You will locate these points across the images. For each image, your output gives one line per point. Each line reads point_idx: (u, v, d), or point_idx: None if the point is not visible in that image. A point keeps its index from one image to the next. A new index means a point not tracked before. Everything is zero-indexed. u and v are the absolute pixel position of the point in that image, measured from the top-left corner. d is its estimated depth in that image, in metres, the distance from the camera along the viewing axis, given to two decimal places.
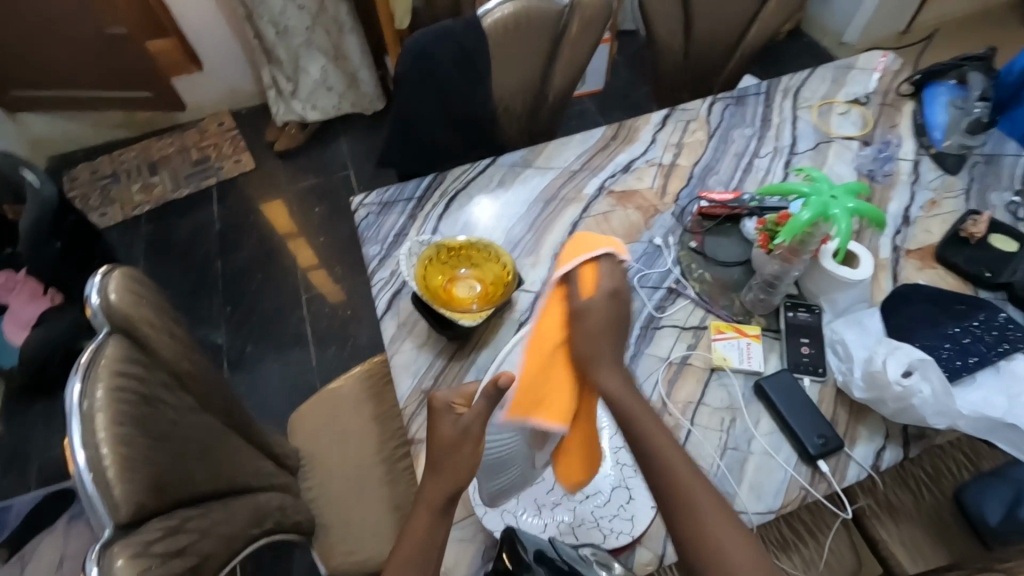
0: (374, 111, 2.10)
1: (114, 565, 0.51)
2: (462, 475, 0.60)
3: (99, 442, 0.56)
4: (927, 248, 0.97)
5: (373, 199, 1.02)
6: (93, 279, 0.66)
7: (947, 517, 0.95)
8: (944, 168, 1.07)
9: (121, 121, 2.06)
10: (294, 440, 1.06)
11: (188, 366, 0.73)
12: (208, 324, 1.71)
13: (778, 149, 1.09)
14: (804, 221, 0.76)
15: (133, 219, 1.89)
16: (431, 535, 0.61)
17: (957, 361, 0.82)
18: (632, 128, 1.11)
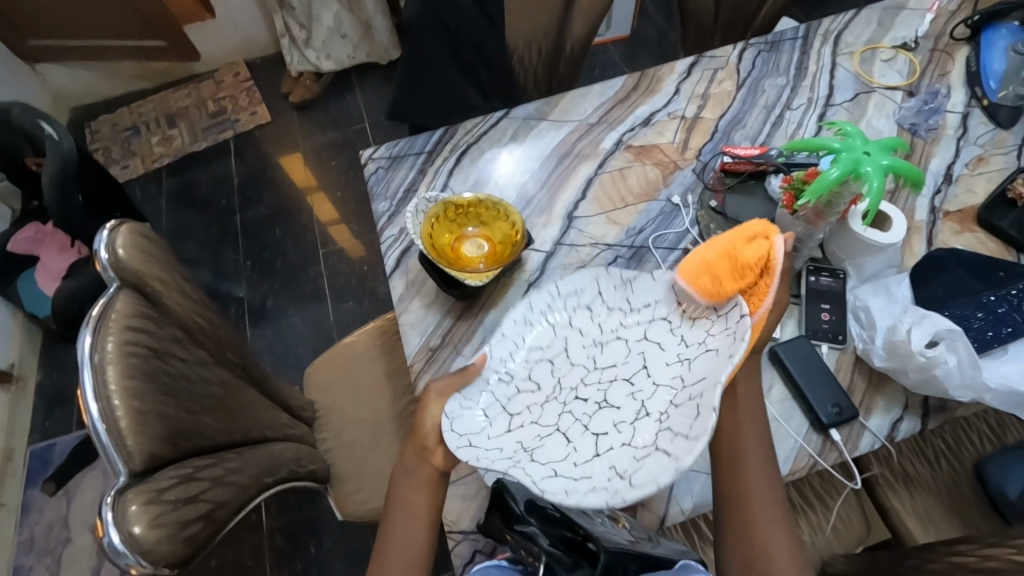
0: (389, 61, 2.04)
1: (129, 510, 0.54)
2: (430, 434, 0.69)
3: (111, 394, 0.57)
4: (968, 210, 0.91)
5: (382, 152, 0.99)
6: (102, 233, 0.66)
7: (965, 488, 0.92)
8: (996, 122, 0.98)
9: (138, 73, 2.04)
10: (309, 393, 1.09)
11: (198, 322, 0.74)
12: (231, 277, 1.75)
13: (812, 100, 1.01)
14: (833, 179, 0.70)
15: (154, 172, 1.90)
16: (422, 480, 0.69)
17: (988, 332, 0.77)
18: (654, 77, 1.04)
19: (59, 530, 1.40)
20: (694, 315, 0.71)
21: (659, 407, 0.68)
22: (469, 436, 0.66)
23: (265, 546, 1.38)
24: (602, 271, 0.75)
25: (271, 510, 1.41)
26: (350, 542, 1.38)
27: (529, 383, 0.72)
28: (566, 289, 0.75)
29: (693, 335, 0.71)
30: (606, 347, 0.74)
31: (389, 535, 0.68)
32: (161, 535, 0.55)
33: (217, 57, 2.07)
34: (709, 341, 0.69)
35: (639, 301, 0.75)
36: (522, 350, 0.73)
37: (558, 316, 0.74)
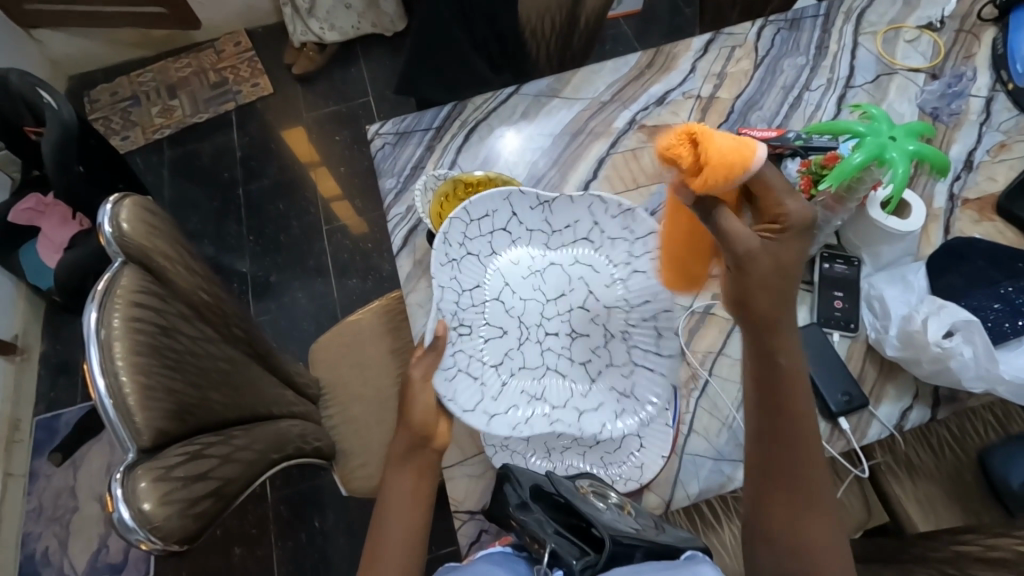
0: (394, 32, 1.99)
1: (138, 487, 0.54)
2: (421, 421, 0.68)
3: (117, 370, 0.57)
4: (987, 198, 0.89)
5: (389, 127, 0.97)
6: (105, 206, 0.65)
7: (967, 477, 0.92)
8: (1021, 108, 0.95)
9: (137, 40, 1.99)
10: (314, 369, 1.09)
11: (204, 298, 0.73)
12: (235, 252, 1.73)
13: (832, 81, 0.98)
14: (856, 165, 0.69)
15: (155, 144, 1.87)
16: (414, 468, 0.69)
17: (1005, 324, 0.76)
18: (670, 54, 1.01)
19: (67, 499, 1.42)
20: (613, 236, 0.81)
21: (619, 325, 0.79)
22: (481, 408, 0.73)
23: (269, 518, 1.40)
24: (513, 190, 0.78)
25: (276, 483, 1.42)
26: (353, 515, 1.40)
27: (491, 328, 0.78)
28: (477, 212, 0.78)
29: (615, 254, 0.81)
30: (544, 274, 0.81)
31: (380, 524, 0.66)
32: (169, 512, 0.56)
33: (218, 25, 2.02)
34: (634, 263, 0.81)
35: (559, 223, 0.81)
36: (465, 295, 0.77)
37: (475, 241, 0.79)
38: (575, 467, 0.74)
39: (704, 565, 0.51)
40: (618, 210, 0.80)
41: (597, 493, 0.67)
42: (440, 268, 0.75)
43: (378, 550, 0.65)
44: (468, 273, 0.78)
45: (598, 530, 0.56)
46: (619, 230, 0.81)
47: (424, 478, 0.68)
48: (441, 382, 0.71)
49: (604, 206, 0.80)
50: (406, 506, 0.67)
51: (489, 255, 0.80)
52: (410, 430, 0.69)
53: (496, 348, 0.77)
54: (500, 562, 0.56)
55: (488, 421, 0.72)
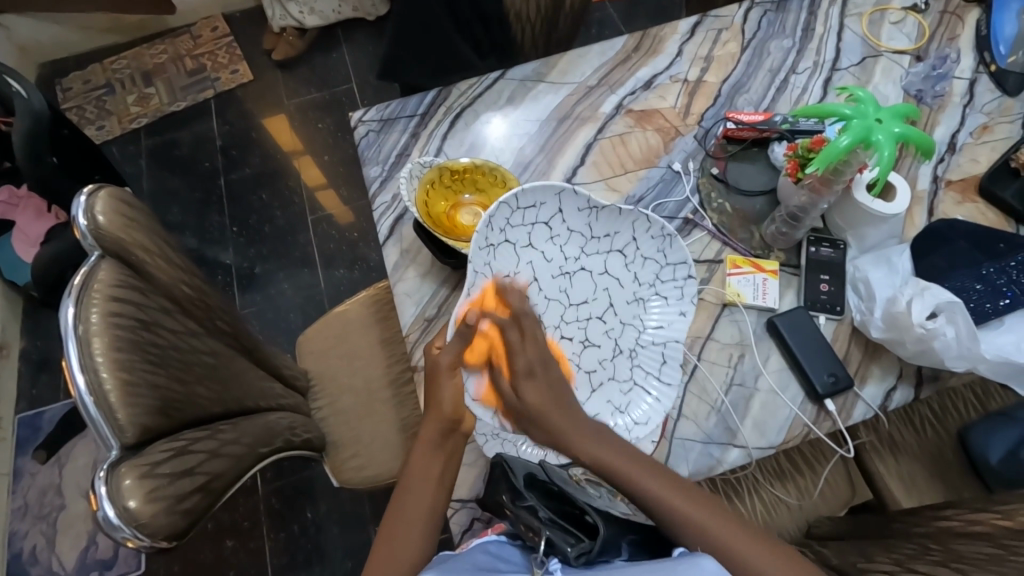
0: (376, 16, 1.95)
1: (123, 485, 0.53)
2: (446, 408, 0.68)
3: (98, 367, 0.55)
4: (971, 179, 0.90)
5: (373, 114, 0.95)
6: (79, 198, 0.63)
7: (948, 453, 0.94)
8: (1003, 90, 0.96)
9: (108, 25, 1.92)
10: (302, 361, 1.07)
11: (187, 291, 0.71)
12: (218, 243, 1.70)
13: (818, 64, 0.98)
14: (843, 147, 0.69)
15: (132, 133, 1.82)
16: (444, 453, 0.68)
17: (987, 304, 0.78)
18: (657, 37, 1.00)
19: (53, 496, 1.40)
20: (647, 255, 0.79)
21: (629, 343, 0.79)
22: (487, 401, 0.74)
23: (261, 511, 1.39)
24: (568, 188, 0.74)
25: (266, 476, 1.41)
26: (345, 506, 1.40)
27: None
28: (525, 201, 0.74)
29: (643, 275, 0.80)
30: (573, 277, 0.79)
31: (402, 510, 0.64)
32: (156, 508, 0.55)
33: (193, 10, 1.95)
34: (658, 286, 0.79)
35: (599, 230, 0.79)
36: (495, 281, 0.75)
37: (516, 229, 0.75)
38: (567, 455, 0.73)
39: (706, 558, 0.48)
40: (660, 232, 0.77)
41: (591, 482, 0.68)
42: (477, 252, 0.71)
43: (397, 531, 0.62)
44: (503, 259, 0.75)
45: (592, 516, 0.56)
46: (654, 251, 0.79)
47: (452, 463, 0.68)
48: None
49: (647, 225, 0.77)
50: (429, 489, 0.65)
51: (525, 245, 0.77)
52: (442, 415, 0.68)
53: None
54: (497, 553, 0.56)
55: (490, 415, 0.73)
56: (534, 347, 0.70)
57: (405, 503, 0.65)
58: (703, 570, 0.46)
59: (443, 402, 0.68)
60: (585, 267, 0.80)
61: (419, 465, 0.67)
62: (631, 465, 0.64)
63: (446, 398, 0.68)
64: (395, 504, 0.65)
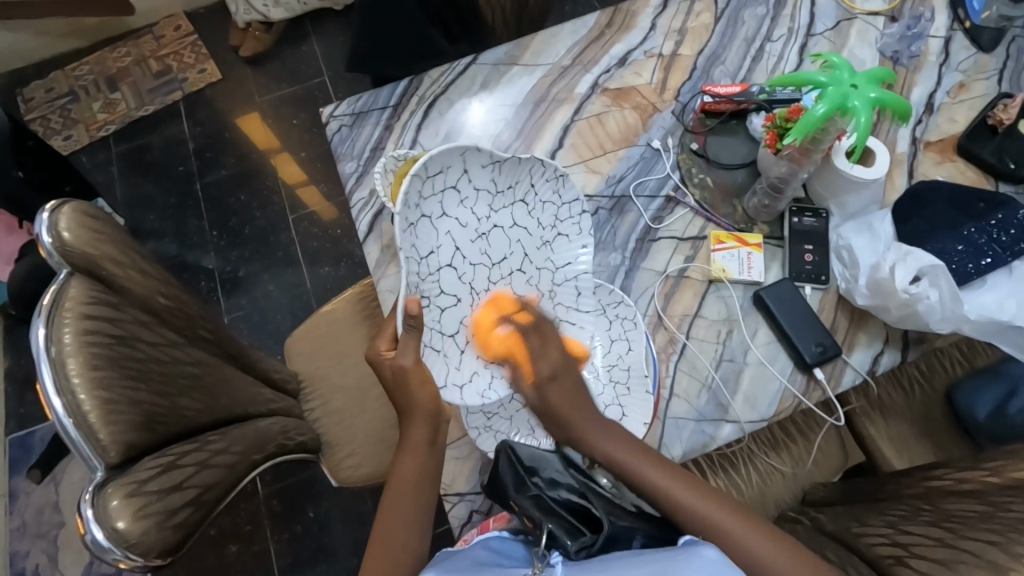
0: (344, 5, 1.89)
1: (110, 506, 0.53)
2: (423, 406, 0.66)
3: (74, 388, 0.54)
4: (949, 139, 0.90)
5: (344, 109, 0.93)
6: (41, 215, 0.61)
7: (937, 411, 0.95)
8: (978, 46, 0.96)
9: (66, 30, 1.85)
10: (291, 363, 1.06)
11: (164, 302, 0.70)
12: (199, 248, 1.67)
13: (793, 31, 0.96)
14: (820, 116, 0.68)
15: (101, 141, 1.77)
16: (432, 454, 0.67)
17: (969, 264, 0.78)
18: (629, 12, 0.98)
19: (51, 514, 1.39)
20: (545, 200, 0.75)
21: (546, 284, 0.77)
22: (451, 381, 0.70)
23: (263, 514, 1.39)
24: (472, 147, 0.67)
25: (266, 479, 1.41)
26: (347, 502, 1.40)
27: (447, 296, 0.70)
28: (431, 168, 0.66)
29: (543, 216, 0.76)
30: (489, 236, 0.73)
31: (397, 514, 0.63)
32: (146, 526, 0.54)
33: (154, 9, 1.89)
34: (559, 226, 0.76)
35: (506, 182, 0.72)
36: (422, 262, 0.67)
37: (429, 201, 0.68)
38: None
39: (707, 547, 0.47)
40: (554, 174, 0.73)
41: (601, 469, 0.68)
42: (403, 236, 0.64)
43: (384, 534, 0.61)
44: (425, 237, 0.68)
45: (596, 510, 0.56)
46: (550, 193, 0.75)
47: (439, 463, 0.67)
48: (429, 354, 0.69)
49: (542, 169, 0.73)
50: (423, 489, 0.64)
51: (442, 216, 0.69)
52: (421, 412, 0.66)
53: (452, 317, 0.71)
54: (497, 548, 0.56)
55: (462, 395, 0.70)
56: (557, 353, 0.72)
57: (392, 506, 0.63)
58: (704, 560, 0.46)
59: (417, 398, 0.66)
60: (497, 223, 0.73)
61: (405, 466, 0.66)
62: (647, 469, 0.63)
63: (417, 395, 0.66)
64: (387, 506, 0.63)
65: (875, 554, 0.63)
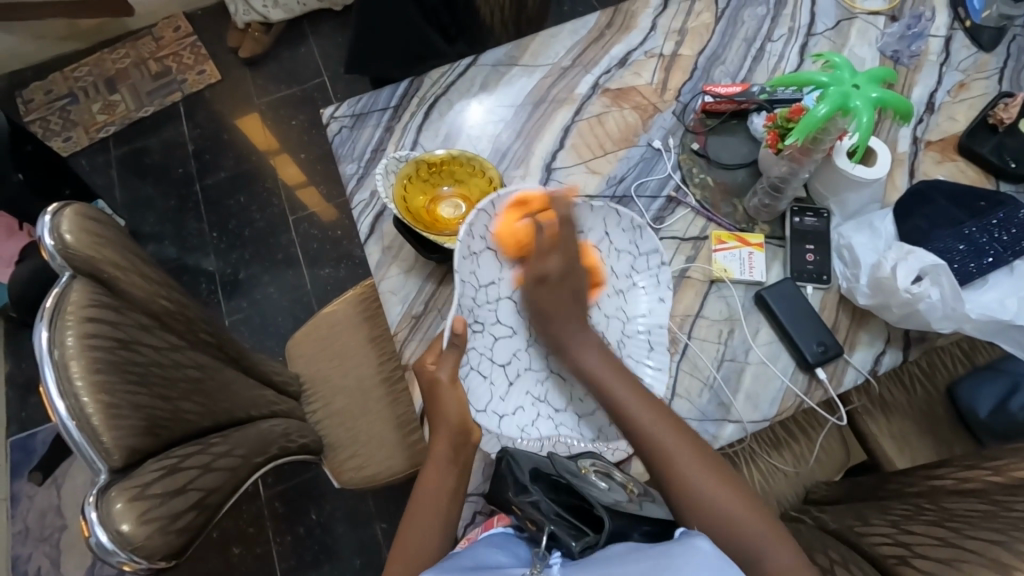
0: (343, 6, 1.90)
1: (114, 509, 0.53)
2: (453, 420, 0.67)
3: (77, 392, 0.54)
4: (950, 138, 0.90)
5: (344, 110, 0.93)
6: (44, 219, 0.61)
7: (939, 410, 0.95)
8: (978, 45, 0.96)
9: (64, 32, 1.85)
10: (293, 364, 1.06)
11: (165, 305, 0.70)
12: (199, 250, 1.67)
13: (793, 30, 0.96)
14: (821, 116, 0.68)
15: (100, 143, 1.77)
16: (455, 465, 0.67)
17: (971, 264, 0.78)
18: (629, 13, 0.98)
19: (53, 517, 1.39)
20: (620, 248, 0.80)
21: (617, 334, 0.78)
22: (491, 409, 0.72)
23: (265, 515, 1.39)
24: (541, 190, 0.75)
25: (268, 480, 1.41)
26: (349, 503, 1.40)
27: (502, 327, 0.76)
28: (501, 207, 0.73)
29: (618, 266, 0.80)
30: None
31: (416, 522, 0.64)
32: (150, 530, 0.54)
33: (153, 11, 1.89)
34: (635, 276, 0.80)
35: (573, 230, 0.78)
36: (481, 292, 0.74)
37: (495, 237, 0.74)
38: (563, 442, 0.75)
39: (701, 538, 0.48)
40: (632, 224, 0.79)
41: (600, 472, 0.68)
42: (461, 262, 0.71)
43: (403, 546, 0.63)
44: (485, 270, 0.74)
45: (598, 509, 0.56)
46: (626, 243, 0.80)
47: (466, 474, 0.67)
48: (472, 379, 0.72)
49: (618, 219, 0.79)
50: (444, 503, 0.65)
51: (505, 252, 0.76)
52: (451, 426, 0.67)
53: (505, 348, 0.76)
54: (501, 545, 0.56)
55: (499, 422, 0.72)
56: (559, 258, 0.71)
57: (414, 515, 0.65)
58: (698, 550, 0.47)
59: (449, 413, 0.67)
60: None
61: (430, 477, 0.66)
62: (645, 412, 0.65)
63: (449, 412, 0.67)
64: (409, 520, 0.65)
65: (879, 554, 0.63)
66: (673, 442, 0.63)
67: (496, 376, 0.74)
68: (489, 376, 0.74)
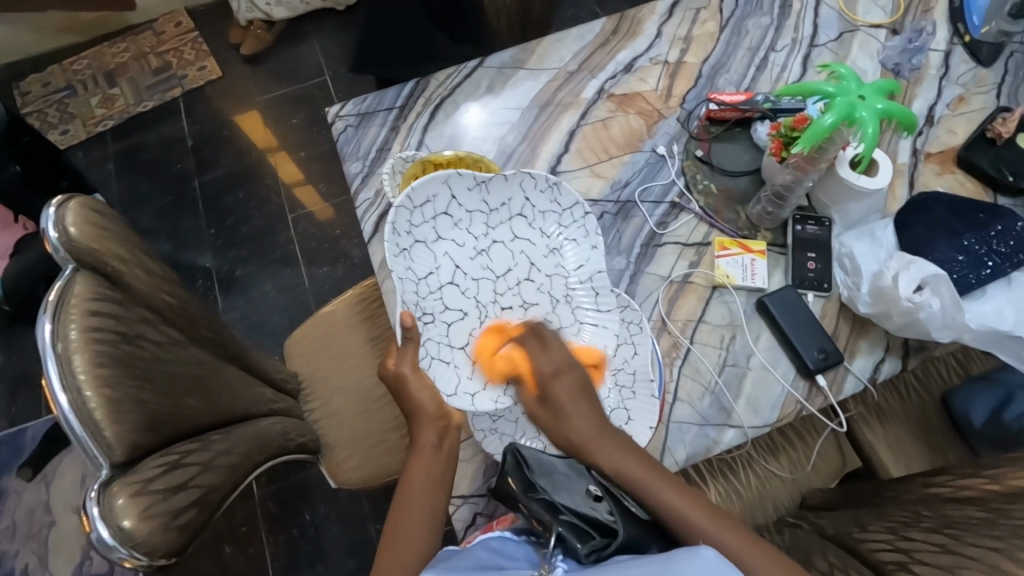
0: (346, 6, 1.90)
1: (115, 504, 0.52)
2: (431, 409, 0.68)
3: (80, 385, 0.54)
4: (948, 150, 0.91)
5: (350, 109, 0.93)
6: (47, 210, 0.60)
7: (934, 417, 0.96)
8: (977, 60, 0.97)
9: (63, 24, 1.83)
10: (291, 363, 1.06)
11: (167, 300, 0.69)
12: (196, 247, 1.66)
13: (796, 41, 0.98)
14: (827, 126, 0.69)
15: (98, 137, 1.76)
16: (439, 456, 0.67)
17: (970, 275, 0.79)
18: (635, 19, 0.99)
19: (42, 514, 1.37)
20: (543, 210, 0.78)
21: (561, 291, 0.78)
22: (462, 389, 0.72)
23: (258, 515, 1.38)
24: (452, 172, 0.71)
25: (262, 480, 1.40)
26: (343, 505, 1.39)
27: (451, 312, 0.73)
28: (419, 197, 0.71)
29: (547, 227, 0.78)
30: (489, 252, 0.76)
31: (406, 518, 0.62)
32: (152, 526, 0.54)
33: (154, 5, 1.88)
34: (566, 233, 0.79)
35: (495, 201, 0.75)
36: (421, 284, 0.71)
37: (421, 227, 0.72)
38: None
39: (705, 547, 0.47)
40: (546, 183, 0.76)
41: None
42: (393, 261, 0.68)
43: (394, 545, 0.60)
44: (420, 263, 0.72)
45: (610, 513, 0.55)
46: (548, 203, 0.77)
47: (451, 464, 0.67)
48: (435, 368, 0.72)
49: (533, 181, 0.76)
50: (436, 489, 0.65)
51: (437, 239, 0.73)
52: (431, 417, 0.68)
53: (461, 331, 0.74)
54: (499, 550, 0.56)
55: (474, 402, 0.72)
56: (557, 352, 0.72)
57: (404, 512, 0.63)
58: (702, 559, 0.46)
59: (425, 404, 0.68)
60: (496, 239, 0.76)
61: (416, 473, 0.65)
62: (622, 458, 0.64)
63: (423, 401, 0.68)
64: (398, 517, 0.63)
65: (876, 559, 0.63)
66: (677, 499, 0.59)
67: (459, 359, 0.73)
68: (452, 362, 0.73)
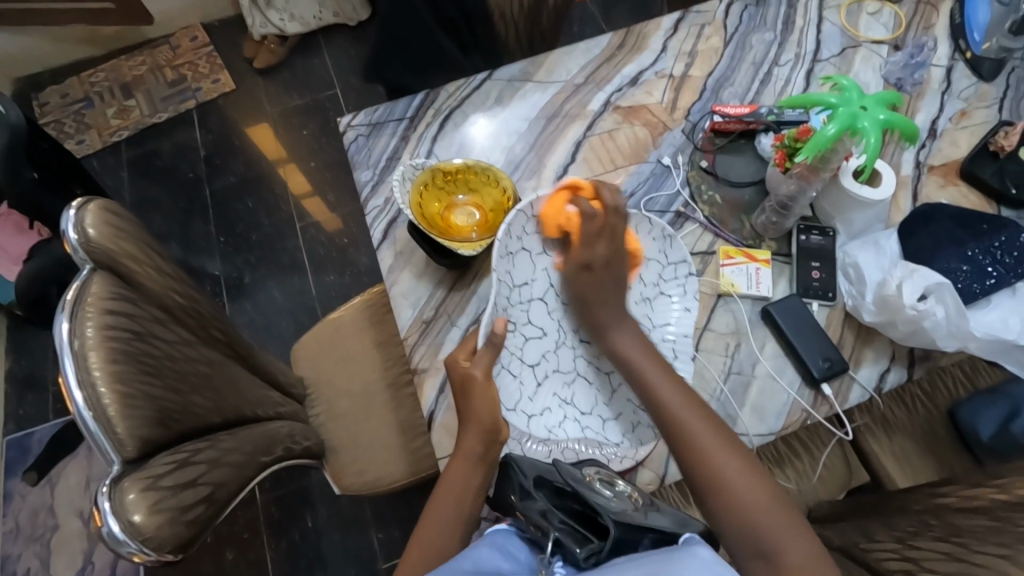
0: (358, 22, 1.95)
1: (126, 499, 0.53)
2: (485, 419, 0.68)
3: (94, 381, 0.55)
4: (951, 163, 0.92)
5: (361, 119, 0.95)
6: (67, 212, 0.62)
7: (940, 430, 0.96)
8: (979, 75, 0.99)
9: (82, 37, 1.88)
10: (298, 367, 1.06)
11: (179, 301, 0.70)
12: (206, 253, 1.68)
13: (800, 56, 0.99)
14: (830, 136, 0.71)
15: (112, 146, 1.80)
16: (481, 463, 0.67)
17: (974, 284, 0.80)
18: (641, 34, 1.01)
19: (46, 517, 1.37)
20: (648, 255, 0.81)
21: None
22: (520, 408, 0.74)
23: (261, 521, 1.38)
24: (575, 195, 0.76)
25: (265, 486, 1.40)
26: (345, 511, 1.39)
27: (533, 328, 0.78)
28: (538, 209, 0.77)
29: (647, 275, 0.81)
30: None
31: (437, 516, 0.65)
32: (160, 521, 0.55)
33: (171, 20, 1.93)
34: (662, 286, 0.81)
35: None
36: (514, 289, 0.77)
37: (530, 238, 0.78)
38: (571, 450, 0.75)
39: (701, 545, 0.47)
40: (661, 233, 0.80)
41: (604, 481, 0.67)
42: (499, 261, 0.74)
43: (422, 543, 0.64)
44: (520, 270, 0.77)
45: (602, 518, 0.55)
46: (654, 251, 0.81)
47: (490, 474, 0.68)
48: (506, 376, 0.75)
49: (650, 228, 0.79)
50: (465, 500, 0.65)
51: (541, 254, 0.79)
52: (482, 424, 0.68)
53: (535, 350, 0.78)
54: (503, 549, 0.55)
55: (528, 422, 0.74)
56: (606, 246, 0.73)
57: (437, 509, 0.65)
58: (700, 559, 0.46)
59: (479, 411, 0.68)
60: None
61: (455, 474, 0.67)
62: (654, 373, 0.69)
63: (480, 407, 0.68)
64: (431, 514, 0.65)
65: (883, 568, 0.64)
66: (718, 451, 0.63)
67: (529, 377, 0.77)
68: (521, 377, 0.76)
